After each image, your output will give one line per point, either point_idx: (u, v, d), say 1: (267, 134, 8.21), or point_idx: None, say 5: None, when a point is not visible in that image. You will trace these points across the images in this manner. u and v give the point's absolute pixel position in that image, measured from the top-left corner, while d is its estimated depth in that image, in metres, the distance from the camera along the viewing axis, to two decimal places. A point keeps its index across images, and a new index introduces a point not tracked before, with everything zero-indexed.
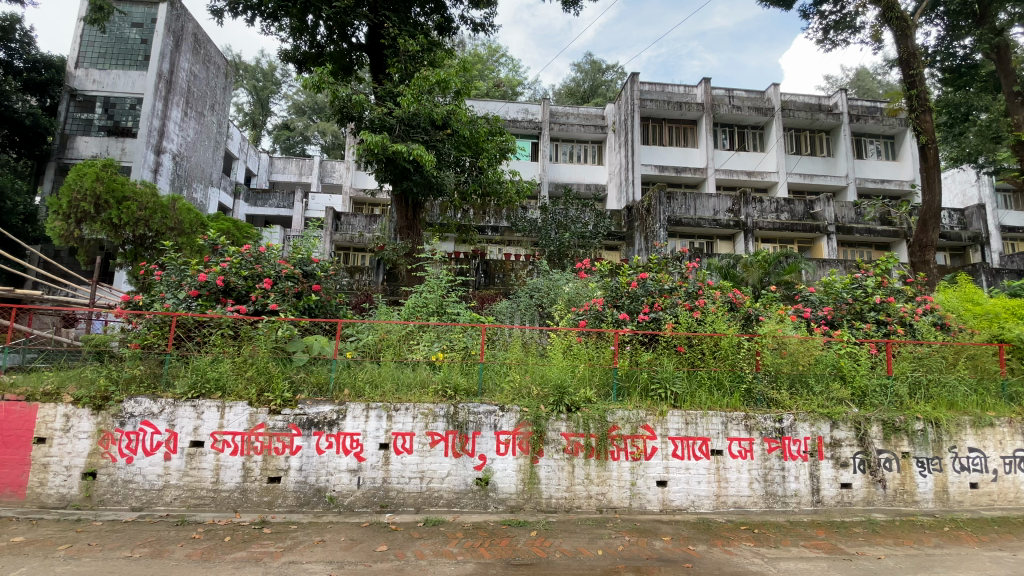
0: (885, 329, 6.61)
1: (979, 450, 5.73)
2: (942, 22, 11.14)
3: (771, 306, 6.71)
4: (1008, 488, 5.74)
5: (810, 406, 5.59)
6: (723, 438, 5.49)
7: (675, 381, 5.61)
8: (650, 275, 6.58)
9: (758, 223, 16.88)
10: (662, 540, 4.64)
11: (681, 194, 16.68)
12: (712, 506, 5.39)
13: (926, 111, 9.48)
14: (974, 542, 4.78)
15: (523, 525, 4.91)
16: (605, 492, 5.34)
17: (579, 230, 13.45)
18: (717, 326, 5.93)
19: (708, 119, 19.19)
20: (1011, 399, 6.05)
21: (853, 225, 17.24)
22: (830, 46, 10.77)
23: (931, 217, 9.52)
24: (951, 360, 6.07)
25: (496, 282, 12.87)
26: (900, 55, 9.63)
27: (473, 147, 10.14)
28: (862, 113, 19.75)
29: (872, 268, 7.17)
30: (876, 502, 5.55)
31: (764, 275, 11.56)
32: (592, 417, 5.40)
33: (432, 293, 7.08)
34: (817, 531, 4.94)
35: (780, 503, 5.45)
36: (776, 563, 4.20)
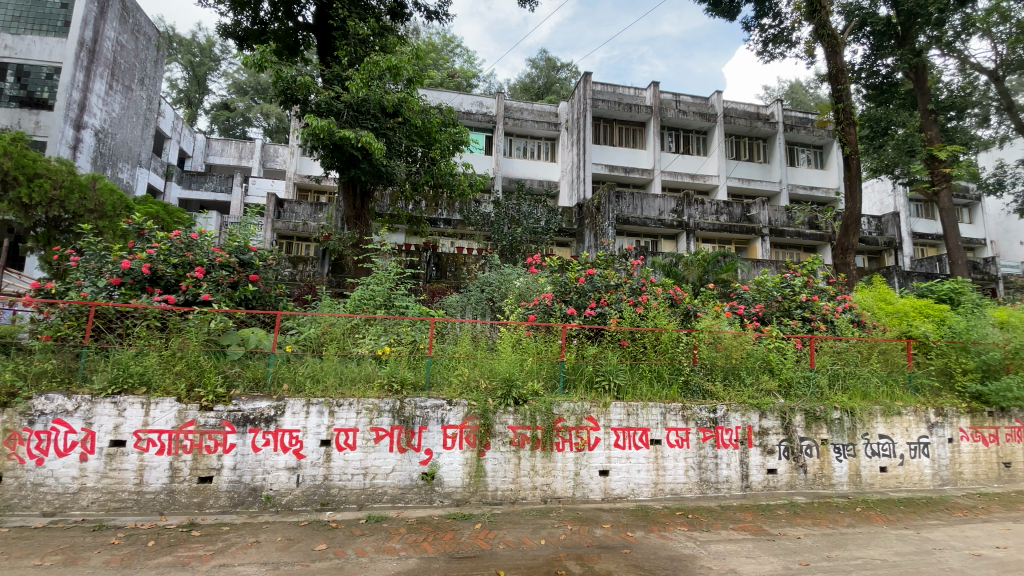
0: (809, 325, 7.13)
1: (888, 436, 6.29)
2: (868, 41, 11.97)
3: (709, 303, 7.03)
4: (912, 471, 6.33)
5: (741, 397, 5.93)
6: (662, 428, 5.71)
7: (618, 373, 5.82)
8: (598, 271, 6.78)
9: (699, 224, 17.68)
10: (602, 528, 4.79)
11: (629, 194, 17.18)
12: (650, 493, 5.62)
13: (852, 124, 10.21)
14: (882, 521, 5.22)
15: (468, 518, 4.91)
16: (550, 483, 5.43)
17: (531, 226, 13.61)
18: (659, 321, 6.21)
19: (656, 122, 19.83)
20: (916, 389, 6.66)
21: (784, 228, 18.41)
22: (769, 59, 11.40)
23: (853, 222, 10.28)
24: (865, 354, 6.63)
25: (448, 276, 12.73)
26: (830, 70, 10.31)
27: (425, 138, 9.96)
28: (796, 123, 21.06)
29: (799, 269, 7.67)
30: (798, 485, 5.97)
31: (704, 274, 12.18)
32: (539, 409, 5.47)
33: (379, 285, 6.91)
34: (744, 514, 5.26)
35: (713, 488, 5.75)
36: (707, 546, 4.44)
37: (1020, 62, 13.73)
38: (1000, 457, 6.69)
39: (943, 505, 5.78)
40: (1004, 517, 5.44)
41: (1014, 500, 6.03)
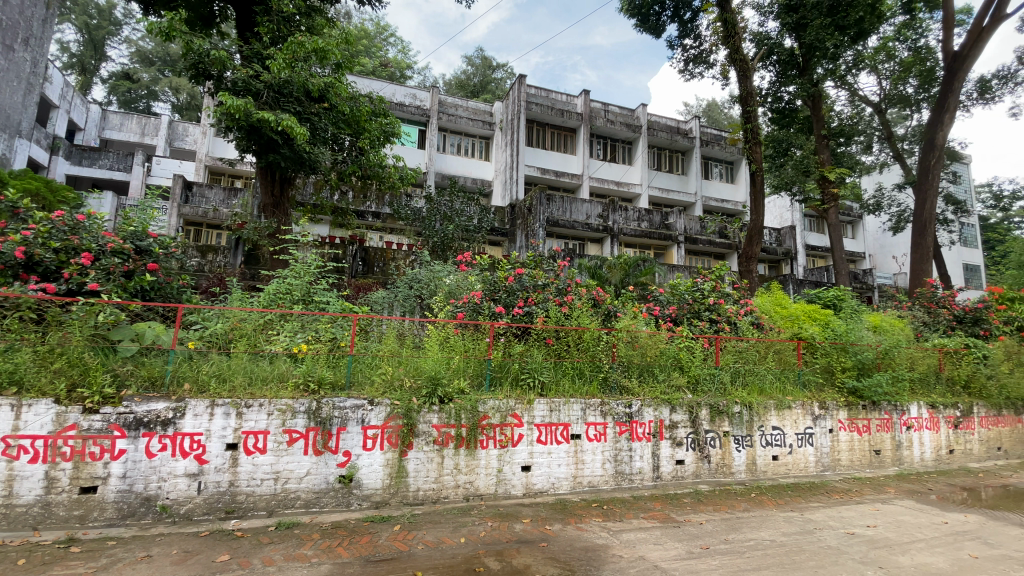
0: (716, 326, 7.73)
1: (780, 428, 6.96)
2: (774, 69, 13.19)
3: (628, 304, 7.39)
4: (799, 459, 7.05)
5: (654, 393, 6.30)
6: (582, 423, 5.93)
7: (542, 371, 5.96)
8: (526, 271, 6.89)
9: (624, 229, 18.55)
10: (522, 522, 4.88)
11: (559, 197, 17.64)
12: (569, 487, 5.81)
13: (758, 143, 11.16)
14: (773, 505, 5.76)
15: (387, 520, 4.81)
16: (472, 481, 5.44)
17: (463, 223, 13.49)
18: (582, 320, 6.48)
19: (586, 128, 20.51)
20: (804, 385, 7.43)
21: (698, 236, 19.80)
22: (689, 77, 12.16)
23: (756, 233, 11.24)
24: (762, 353, 7.31)
25: (375, 271, 12.35)
26: (741, 92, 11.21)
27: (354, 126, 9.64)
28: (711, 139, 22.69)
29: (709, 274, 8.29)
30: (703, 474, 6.45)
31: (625, 276, 12.87)
32: (464, 407, 5.45)
33: (297, 279, 6.55)
34: (654, 503, 5.60)
35: (627, 480, 6.06)
36: (619, 535, 4.66)
37: (900, 97, 15.69)
38: (871, 445, 7.61)
39: (823, 489, 6.49)
40: (872, 498, 6.19)
41: (880, 483, 6.88)
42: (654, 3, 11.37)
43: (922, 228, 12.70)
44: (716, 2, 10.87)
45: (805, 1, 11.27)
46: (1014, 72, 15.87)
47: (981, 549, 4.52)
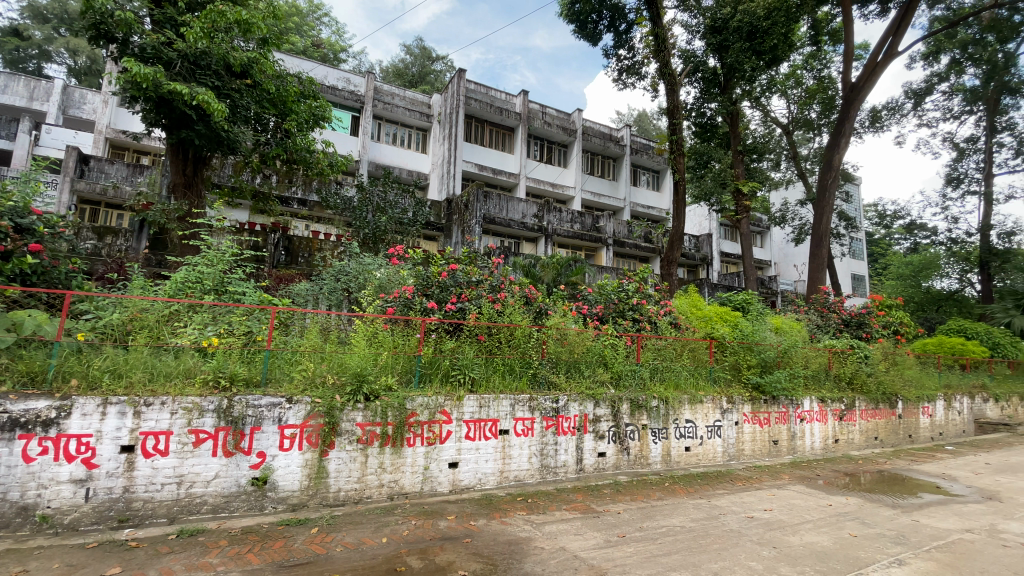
0: (638, 325, 8.15)
1: (692, 421, 7.47)
2: (698, 85, 13.94)
3: (559, 302, 7.59)
4: (708, 450, 7.61)
5: (580, 388, 6.53)
6: (511, 419, 6.01)
7: (473, 367, 5.97)
8: (460, 267, 6.85)
9: (557, 229, 19.00)
10: (447, 519, 4.86)
11: (496, 194, 17.72)
12: (495, 482, 5.87)
13: (682, 154, 11.86)
14: (683, 493, 6.18)
15: (304, 522, 4.61)
16: (397, 479, 5.34)
17: (397, 216, 13.13)
18: (514, 317, 6.57)
19: (524, 128, 20.74)
20: (714, 381, 8.03)
21: (625, 240, 20.77)
22: (623, 86, 12.64)
23: (677, 238, 11.96)
24: (678, 351, 7.84)
25: (299, 262, 11.78)
26: (669, 105, 11.83)
27: (279, 106, 9.18)
28: (640, 148, 23.82)
29: (634, 276, 8.72)
30: (623, 466, 6.78)
31: (557, 275, 13.20)
32: (391, 405, 5.33)
33: (210, 267, 6.08)
34: (576, 495, 5.80)
35: (552, 473, 6.23)
36: (542, 527, 4.78)
37: (805, 120, 17.37)
38: (770, 436, 8.36)
39: (728, 477, 7.05)
40: (770, 484, 6.82)
41: (777, 470, 7.59)
42: (593, 11, 11.71)
43: (819, 240, 14.12)
44: (649, 17, 11.38)
45: (728, 25, 12.09)
46: (897, 105, 18.04)
47: (858, 528, 5.07)
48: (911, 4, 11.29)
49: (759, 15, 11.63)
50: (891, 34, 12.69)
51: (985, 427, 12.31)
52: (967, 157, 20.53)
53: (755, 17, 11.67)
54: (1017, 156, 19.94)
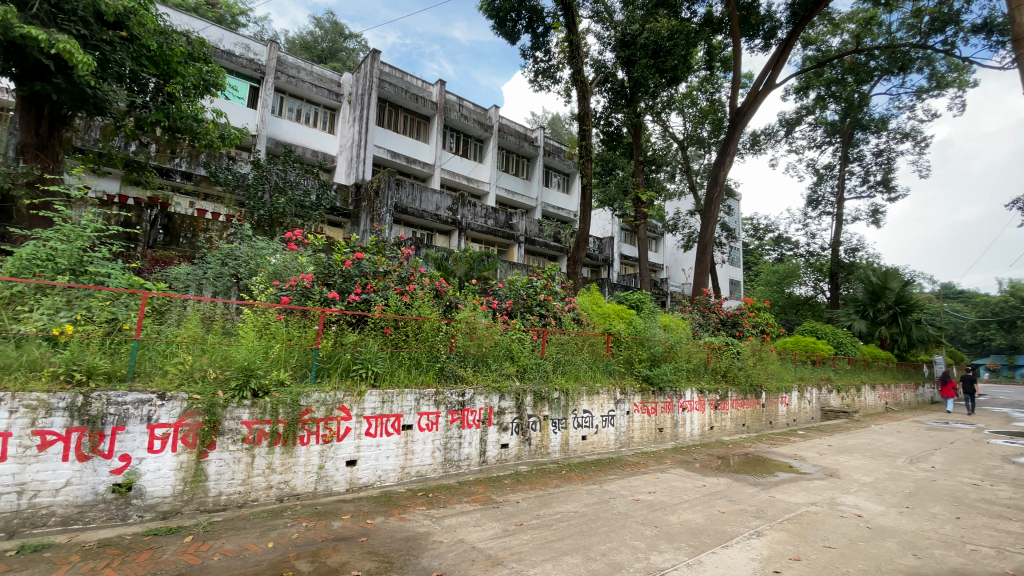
0: (544, 320, 8.46)
1: (589, 411, 7.90)
2: (607, 95, 14.66)
3: (469, 296, 7.63)
4: (602, 438, 8.09)
5: (486, 381, 6.61)
6: (415, 413, 5.91)
7: (377, 361, 5.78)
8: (366, 256, 6.61)
9: (470, 223, 19.02)
10: (341, 519, 4.67)
11: (409, 183, 17.30)
12: (396, 478, 5.73)
13: (589, 160, 12.41)
14: (578, 480, 6.52)
15: (176, 531, 4.16)
16: (288, 480, 5.01)
17: (298, 198, 12.25)
18: (423, 310, 6.45)
19: (440, 119, 20.42)
20: (610, 373, 8.60)
21: (535, 238, 21.36)
22: (538, 88, 12.94)
23: (584, 239, 12.53)
24: (580, 346, 8.28)
25: (181, 243, 10.59)
26: (580, 111, 12.33)
27: (162, 67, 8.19)
28: (552, 150, 24.59)
29: (542, 273, 9.02)
30: (524, 456, 6.99)
31: (469, 270, 13.22)
32: (283, 402, 4.97)
33: (65, 243, 5.25)
34: (478, 487, 5.87)
35: (454, 466, 6.23)
36: (441, 521, 4.77)
37: (698, 138, 19.13)
38: (656, 424, 9.10)
39: (619, 463, 7.56)
40: (654, 468, 7.43)
41: (661, 456, 8.27)
42: (512, 10, 11.79)
43: (704, 248, 15.57)
44: (565, 23, 11.73)
45: (636, 40, 12.85)
46: (773, 132, 20.45)
47: (725, 505, 5.71)
48: (788, 43, 12.81)
49: (662, 35, 12.50)
50: (770, 68, 14.32)
51: (828, 414, 14.43)
52: (825, 182, 23.88)
53: (659, 36, 12.53)
54: (861, 184, 23.58)
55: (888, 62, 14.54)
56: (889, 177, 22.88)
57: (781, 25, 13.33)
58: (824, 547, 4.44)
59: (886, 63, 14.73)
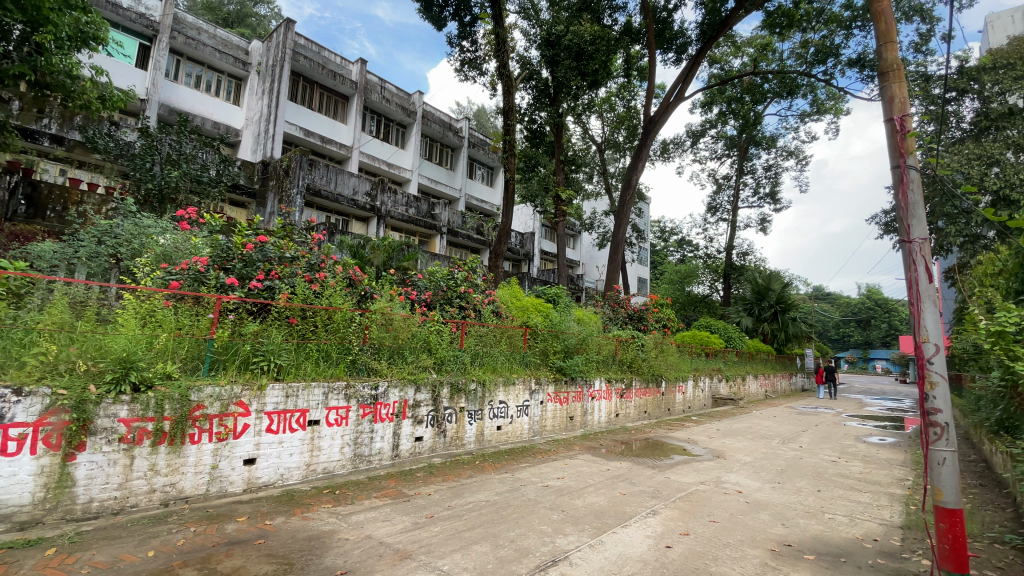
0: (464, 313, 8.48)
1: (505, 402, 8.04)
2: (531, 93, 14.88)
3: (386, 286, 7.43)
4: (516, 428, 8.27)
5: (401, 374, 6.48)
6: (322, 408, 5.64)
7: (281, 353, 5.43)
8: (271, 240, 6.20)
9: (390, 211, 18.46)
10: (235, 522, 4.36)
11: (323, 165, 16.44)
12: (300, 476, 5.44)
13: (513, 155, 12.53)
14: (491, 469, 6.62)
15: (35, 544, 3.65)
16: (175, 483, 4.56)
17: (195, 172, 11.10)
18: (334, 300, 6.17)
19: (360, 100, 19.52)
20: (526, 365, 8.84)
21: (458, 230, 21.31)
22: (463, 78, 12.81)
23: (506, 232, 12.64)
24: (498, 339, 8.40)
25: (47, 216, 9.21)
26: (505, 106, 12.41)
27: (28, 12, 7.03)
28: (477, 142, 24.54)
29: (463, 266, 9.00)
30: (438, 448, 6.95)
31: (387, 259, 12.86)
32: (169, 397, 4.51)
33: None
34: (388, 481, 5.75)
35: (365, 461, 6.05)
36: (348, 518, 4.62)
37: (614, 142, 20.14)
38: (568, 412, 9.48)
39: (531, 451, 7.79)
40: (564, 455, 7.76)
41: (570, 443, 8.64)
42: None
43: (616, 247, 16.39)
44: (492, 15, 11.71)
45: (560, 41, 13.16)
46: (681, 142, 21.99)
47: (626, 487, 6.11)
48: (697, 60, 13.79)
49: (585, 39, 12.89)
50: (680, 82, 15.34)
51: (718, 401, 15.91)
52: (723, 191, 26.15)
53: (582, 40, 12.92)
54: (754, 195, 26.10)
55: (779, 86, 16.18)
56: (775, 190, 25.56)
57: (691, 41, 14.26)
58: (709, 521, 4.91)
59: (777, 88, 16.39)
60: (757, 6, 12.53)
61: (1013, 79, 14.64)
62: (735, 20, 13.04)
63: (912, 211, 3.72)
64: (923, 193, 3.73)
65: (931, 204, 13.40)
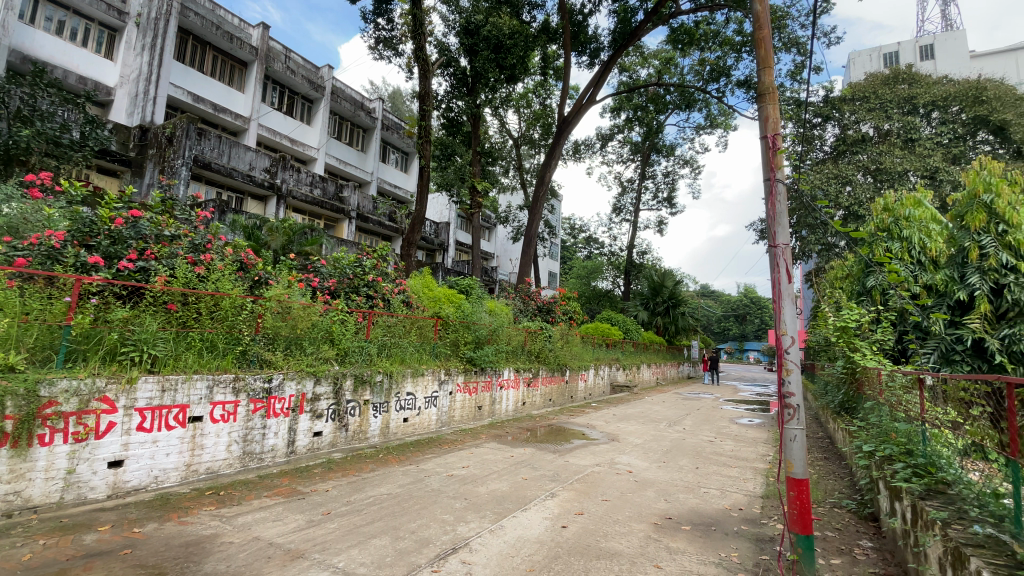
0: (371, 302, 8.22)
1: (412, 393, 7.93)
2: (448, 80, 14.65)
3: (283, 271, 6.98)
4: (424, 420, 8.19)
5: (299, 366, 6.13)
6: (206, 404, 5.17)
7: (157, 343, 4.90)
8: (146, 215, 5.53)
9: (292, 191, 17.27)
10: (96, 532, 3.86)
11: (216, 136, 14.98)
12: (179, 478, 4.96)
13: (428, 142, 12.27)
14: (395, 462, 6.51)
15: None
16: (20, 491, 3.93)
17: (53, 132, 9.54)
18: (222, 285, 5.69)
19: (261, 68, 17.92)
20: (436, 355, 8.80)
21: (369, 215, 20.60)
22: (377, 57, 12.27)
23: (419, 221, 12.36)
24: (408, 329, 8.27)
25: None
26: (421, 90, 12.10)
27: None
28: (391, 125, 23.69)
29: (372, 252, 8.70)
30: (339, 443, 6.69)
31: (287, 243, 12.07)
32: (11, 392, 3.88)
33: None
34: (281, 479, 5.43)
35: (255, 459, 5.65)
36: (233, 520, 4.30)
37: (530, 138, 20.55)
38: (476, 402, 9.57)
39: (437, 442, 7.77)
40: (470, 444, 7.84)
41: (477, 432, 8.76)
42: None
43: (529, 241, 16.75)
44: None
45: (479, 31, 13.09)
46: (592, 143, 22.97)
47: (528, 472, 6.34)
48: (608, 66, 14.44)
49: (504, 32, 12.91)
50: (592, 85, 15.98)
51: (616, 388, 16.97)
52: (627, 193, 27.76)
53: (501, 33, 12.93)
54: (653, 199, 28.03)
55: (680, 99, 17.50)
56: (672, 195, 27.69)
57: (604, 47, 14.92)
58: (602, 501, 5.26)
59: (678, 100, 17.71)
60: (663, 21, 13.41)
61: (866, 110, 17.32)
62: (643, 32, 13.84)
63: (779, 220, 4.23)
64: (788, 204, 4.25)
65: (797, 216, 15.33)
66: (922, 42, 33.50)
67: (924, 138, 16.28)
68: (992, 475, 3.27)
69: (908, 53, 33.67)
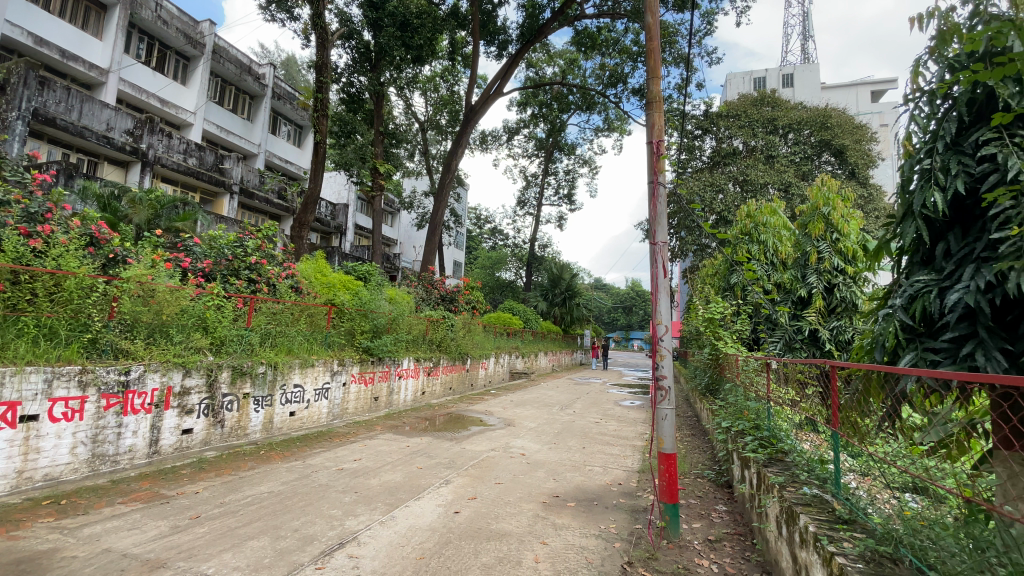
0: (253, 286, 7.56)
1: (300, 385, 7.46)
2: (350, 54, 13.79)
3: (146, 249, 6.15)
4: (313, 412, 7.76)
5: (164, 356, 5.47)
6: (43, 400, 4.41)
7: None
8: None
9: (161, 158, 15.22)
10: None
11: (61, 86, 12.72)
12: (7, 487, 4.19)
13: (325, 116, 11.50)
14: (278, 458, 6.11)
15: None
16: None
17: None
18: (65, 263, 4.90)
19: (124, 14, 15.45)
20: (328, 345, 8.36)
21: (254, 191, 18.91)
22: (269, 18, 11.19)
23: (312, 201, 11.56)
24: (296, 316, 7.76)
25: None
26: (318, 60, 11.28)
27: None
28: (282, 95, 21.76)
29: (257, 233, 8.01)
30: (213, 440, 6.10)
31: (153, 217, 10.64)
32: None
33: None
34: (140, 483, 4.83)
35: (108, 462, 4.94)
36: (78, 532, 3.75)
37: (436, 123, 20.11)
38: (372, 393, 9.27)
39: (328, 435, 7.41)
40: (363, 436, 7.60)
41: (372, 423, 8.52)
42: None
43: (434, 228, 16.47)
44: None
45: (385, 6, 12.50)
46: (498, 135, 23.17)
47: (423, 461, 6.31)
48: (515, 60, 14.60)
49: (411, 11, 12.50)
50: (499, 77, 16.09)
51: (514, 375, 17.48)
52: (531, 187, 28.46)
53: (408, 11, 12.49)
54: (555, 194, 29.07)
55: (581, 100, 18.31)
56: (572, 192, 28.97)
57: (511, 40, 15.07)
58: (495, 484, 5.42)
59: (580, 100, 18.52)
60: (568, 23, 13.85)
61: (737, 127, 19.57)
62: (549, 31, 14.16)
63: (659, 221, 4.64)
64: (668, 206, 4.66)
65: (678, 218, 16.92)
66: (785, 70, 38.36)
67: (781, 156, 18.74)
68: (819, 444, 3.95)
69: (773, 79, 38.46)
